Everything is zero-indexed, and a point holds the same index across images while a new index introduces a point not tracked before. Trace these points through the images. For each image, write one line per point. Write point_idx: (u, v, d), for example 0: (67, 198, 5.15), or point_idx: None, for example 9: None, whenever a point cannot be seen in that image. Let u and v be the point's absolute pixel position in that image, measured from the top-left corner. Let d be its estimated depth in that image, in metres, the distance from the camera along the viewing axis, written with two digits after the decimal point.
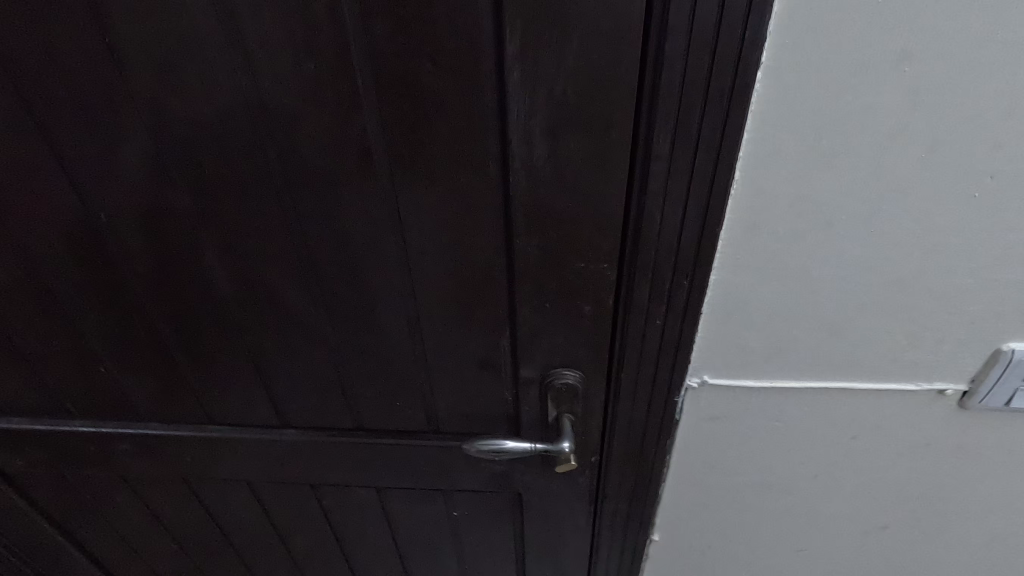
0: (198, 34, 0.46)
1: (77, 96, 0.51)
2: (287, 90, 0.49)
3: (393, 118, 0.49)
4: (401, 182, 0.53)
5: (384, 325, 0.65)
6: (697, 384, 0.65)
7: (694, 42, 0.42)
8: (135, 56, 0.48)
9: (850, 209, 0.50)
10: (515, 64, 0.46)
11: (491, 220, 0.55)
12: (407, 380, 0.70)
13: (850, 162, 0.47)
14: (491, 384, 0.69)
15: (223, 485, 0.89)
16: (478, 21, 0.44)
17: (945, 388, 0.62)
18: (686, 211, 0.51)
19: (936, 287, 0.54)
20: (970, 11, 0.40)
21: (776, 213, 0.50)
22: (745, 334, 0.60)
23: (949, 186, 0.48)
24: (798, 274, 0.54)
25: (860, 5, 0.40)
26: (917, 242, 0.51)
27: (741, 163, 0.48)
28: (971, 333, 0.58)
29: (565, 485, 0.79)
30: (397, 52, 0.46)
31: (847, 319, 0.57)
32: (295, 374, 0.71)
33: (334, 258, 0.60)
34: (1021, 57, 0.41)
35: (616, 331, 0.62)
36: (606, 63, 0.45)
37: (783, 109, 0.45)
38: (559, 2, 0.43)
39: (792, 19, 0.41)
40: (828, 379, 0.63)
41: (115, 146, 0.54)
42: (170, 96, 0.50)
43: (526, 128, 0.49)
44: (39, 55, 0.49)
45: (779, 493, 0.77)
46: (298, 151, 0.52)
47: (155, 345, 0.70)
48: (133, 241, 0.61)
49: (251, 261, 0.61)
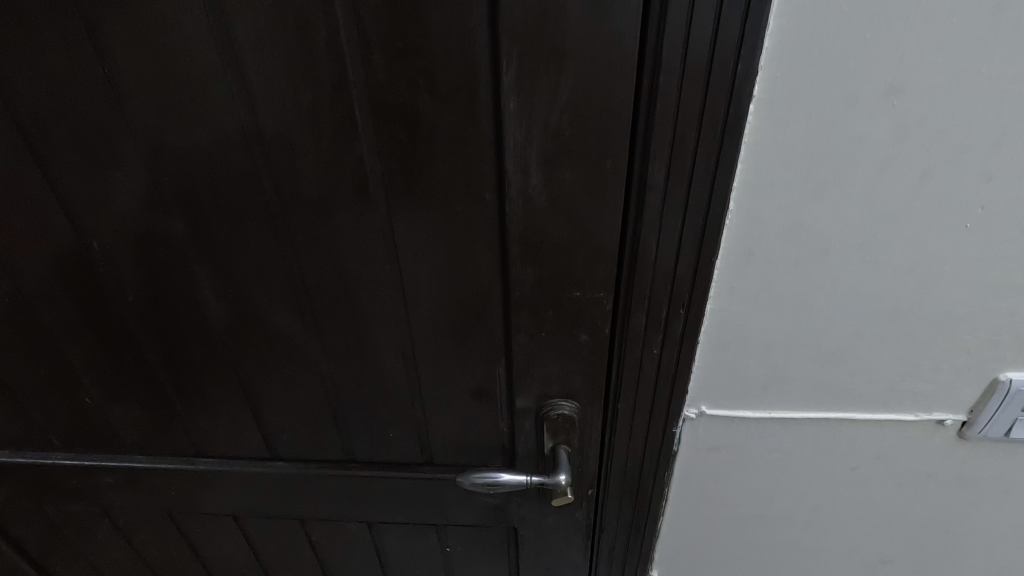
0: (198, 64, 0.47)
1: (76, 125, 0.51)
2: (285, 119, 0.49)
3: (390, 147, 0.50)
4: (397, 210, 0.53)
5: (379, 354, 0.64)
6: (695, 414, 0.64)
7: (688, 74, 0.43)
8: (135, 86, 0.48)
9: (845, 238, 0.50)
10: (512, 95, 0.46)
11: (488, 248, 0.55)
12: (401, 409, 0.69)
13: (843, 192, 0.48)
14: (486, 415, 0.68)
15: (209, 520, 0.86)
16: (476, 54, 0.45)
17: (944, 418, 0.62)
18: (682, 239, 0.51)
19: (932, 315, 0.54)
20: (956, 46, 0.41)
21: (771, 241, 0.51)
22: (743, 363, 0.59)
23: (942, 216, 0.48)
24: (794, 302, 0.54)
25: (848, 39, 0.41)
26: (913, 271, 0.52)
27: (736, 193, 0.48)
28: (969, 362, 0.58)
29: (562, 518, 0.77)
30: (395, 83, 0.46)
31: (844, 347, 0.57)
32: (287, 405, 0.70)
33: (329, 285, 0.59)
34: (1007, 91, 0.42)
35: (613, 360, 0.62)
36: (602, 94, 0.46)
37: (776, 140, 0.46)
38: (555, 35, 0.44)
39: (783, 53, 0.42)
40: (827, 409, 0.62)
41: (112, 174, 0.54)
42: (168, 125, 0.50)
43: (522, 158, 0.49)
44: (39, 85, 0.49)
45: (779, 526, 0.76)
46: (294, 180, 0.52)
47: (144, 375, 0.69)
48: (124, 269, 0.60)
49: (245, 289, 0.60)
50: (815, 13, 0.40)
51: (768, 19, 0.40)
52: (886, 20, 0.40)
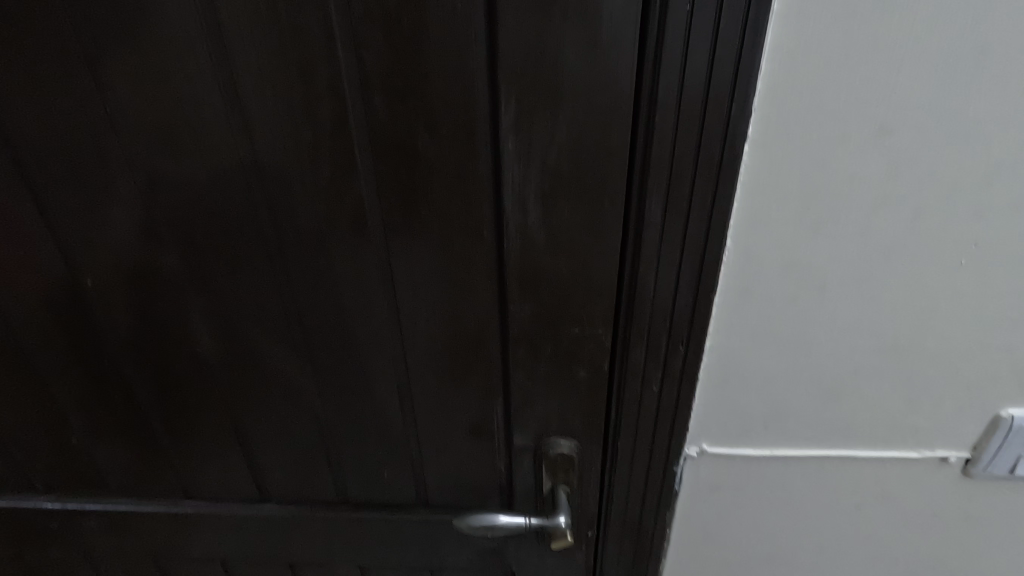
0: (199, 104, 0.47)
1: (74, 162, 0.51)
2: (285, 156, 0.49)
3: (388, 184, 0.50)
4: (395, 246, 0.53)
5: (374, 391, 0.63)
6: (696, 452, 0.63)
7: (684, 114, 0.44)
8: (135, 124, 0.49)
9: (842, 274, 0.50)
10: (509, 134, 0.47)
11: (486, 284, 0.55)
12: (396, 448, 0.68)
13: (838, 229, 0.48)
14: (484, 454, 0.67)
15: (194, 565, 0.83)
16: (474, 95, 0.46)
17: (947, 455, 0.61)
18: (680, 276, 0.51)
19: (931, 351, 0.54)
20: (942, 90, 0.42)
21: (769, 277, 0.51)
22: (744, 400, 0.59)
23: (938, 252, 0.49)
24: (793, 338, 0.54)
25: (838, 83, 0.42)
26: (910, 307, 0.52)
27: (733, 229, 0.49)
28: (971, 398, 0.57)
29: (560, 562, 0.75)
30: (394, 121, 0.47)
31: (845, 383, 0.57)
32: (279, 445, 0.69)
33: (325, 321, 0.59)
34: (994, 132, 0.43)
35: (612, 397, 0.61)
36: (598, 133, 0.47)
37: (771, 178, 0.46)
38: (552, 77, 0.44)
39: (775, 95, 0.43)
40: (829, 446, 0.62)
41: (108, 211, 0.54)
42: (167, 163, 0.50)
43: (520, 194, 0.50)
44: (39, 123, 0.49)
45: (783, 567, 0.74)
46: (292, 216, 0.53)
47: (133, 414, 0.67)
48: (117, 306, 0.59)
49: (239, 325, 0.60)
50: (805, 57, 0.41)
51: (760, 62, 0.41)
52: (875, 62, 0.41)
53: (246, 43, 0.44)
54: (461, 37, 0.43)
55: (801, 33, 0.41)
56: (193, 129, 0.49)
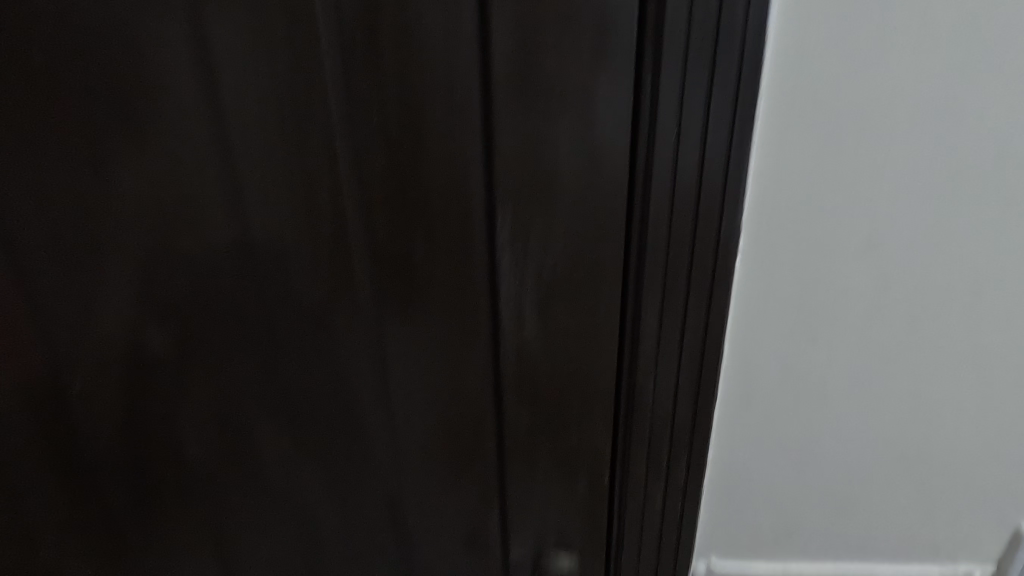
0: (192, 216, 0.47)
1: (55, 275, 0.49)
2: (280, 266, 0.49)
3: (387, 288, 0.50)
4: (393, 350, 0.52)
5: (365, 499, 0.60)
6: (703, 568, 0.60)
7: (676, 232, 0.45)
8: (123, 237, 0.47)
9: (842, 382, 0.50)
10: (506, 247, 0.48)
11: (482, 390, 0.54)
12: (389, 560, 0.65)
13: (836, 334, 0.48)
14: (480, 564, 0.64)
15: None
16: (472, 211, 0.47)
17: (971, 569, 0.58)
18: (679, 386, 0.50)
19: (942, 459, 0.53)
20: (927, 205, 0.43)
21: (769, 386, 0.50)
22: (752, 509, 0.56)
23: (937, 358, 0.48)
24: (799, 444, 0.52)
25: (824, 200, 0.43)
26: (914, 414, 0.51)
27: (730, 339, 0.49)
28: (988, 511, 0.55)
29: None
30: (394, 232, 0.48)
31: (854, 493, 0.55)
32: (265, 558, 0.65)
33: (317, 427, 0.56)
34: (980, 244, 0.44)
35: (613, 509, 0.58)
36: (592, 249, 0.48)
37: (765, 287, 0.47)
38: (547, 196, 0.46)
39: (764, 213, 0.44)
40: (843, 561, 0.59)
41: (87, 323, 0.51)
42: (154, 274, 0.49)
43: (516, 302, 0.50)
44: (19, 236, 0.47)
45: None
46: (285, 324, 0.51)
47: (104, 532, 0.63)
48: (90, 417, 0.56)
49: (224, 434, 0.57)
50: (790, 177, 0.43)
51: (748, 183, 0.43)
52: (852, 157, 0.42)
53: (250, 133, 0.44)
54: (458, 157, 0.45)
55: (781, 128, 0.41)
56: (179, 211, 0.46)
